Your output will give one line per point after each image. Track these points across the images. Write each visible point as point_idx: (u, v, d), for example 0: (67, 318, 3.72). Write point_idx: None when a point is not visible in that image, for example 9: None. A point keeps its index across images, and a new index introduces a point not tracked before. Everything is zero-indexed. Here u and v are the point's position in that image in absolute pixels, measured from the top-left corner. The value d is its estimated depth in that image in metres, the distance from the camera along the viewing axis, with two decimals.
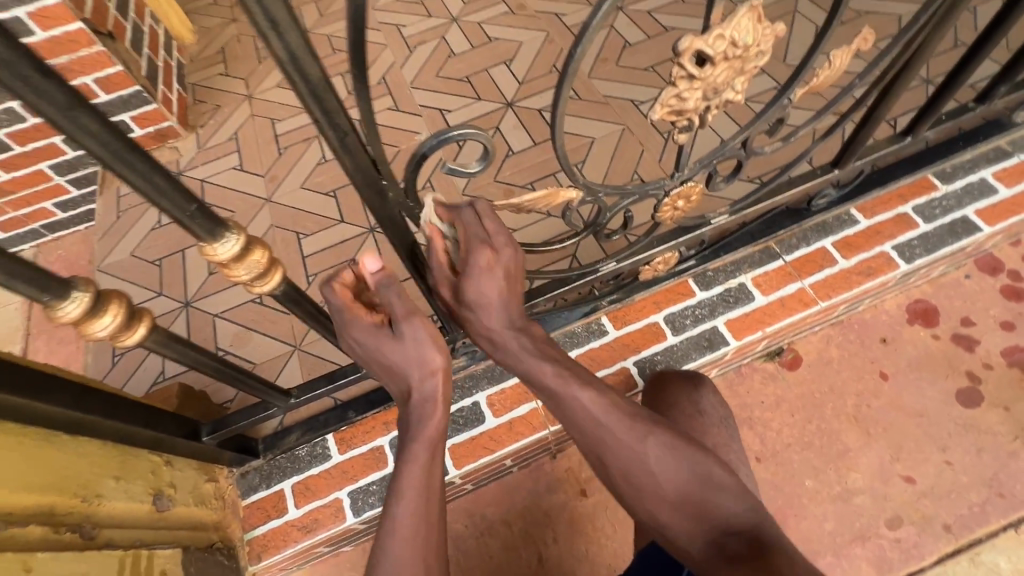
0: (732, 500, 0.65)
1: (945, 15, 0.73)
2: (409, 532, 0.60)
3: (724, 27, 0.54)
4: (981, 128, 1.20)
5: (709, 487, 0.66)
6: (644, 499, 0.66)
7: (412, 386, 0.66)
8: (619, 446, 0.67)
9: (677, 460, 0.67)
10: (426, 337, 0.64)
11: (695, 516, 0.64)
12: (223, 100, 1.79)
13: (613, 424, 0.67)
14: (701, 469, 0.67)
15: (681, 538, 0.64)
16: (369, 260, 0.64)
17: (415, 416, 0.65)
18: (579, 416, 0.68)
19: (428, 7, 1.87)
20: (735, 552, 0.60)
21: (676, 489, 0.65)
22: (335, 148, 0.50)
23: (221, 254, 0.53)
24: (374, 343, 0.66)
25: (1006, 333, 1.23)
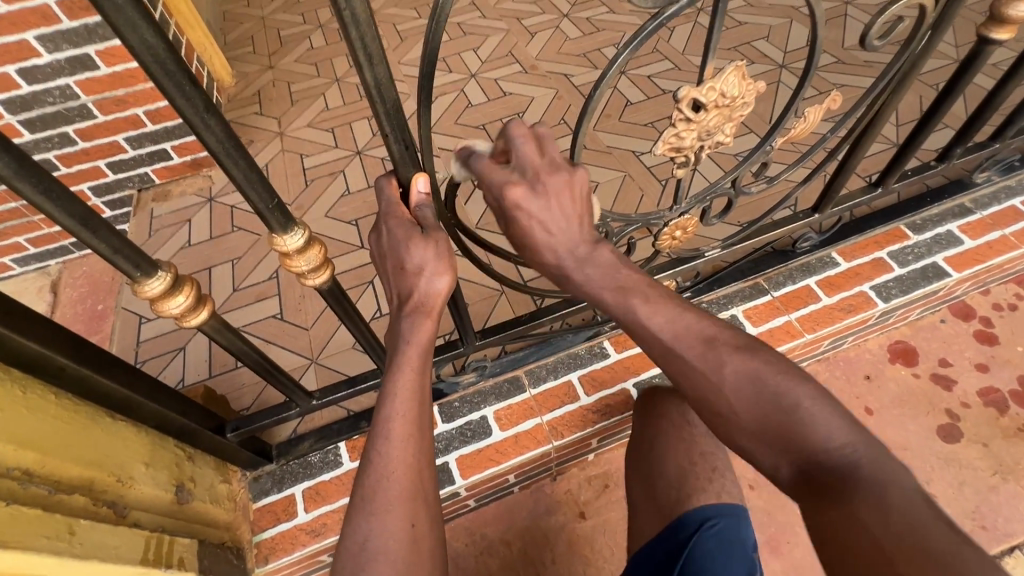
0: (830, 428, 0.52)
1: (899, 83, 0.87)
2: (399, 437, 0.60)
3: (714, 81, 0.67)
4: (946, 187, 1.34)
5: (797, 414, 0.53)
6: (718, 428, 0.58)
7: (413, 289, 0.64)
8: (688, 375, 0.58)
9: (758, 386, 0.55)
10: (447, 251, 0.63)
11: (781, 446, 0.53)
12: (256, 135, 1.94)
13: (682, 349, 0.59)
14: (786, 399, 0.54)
15: (765, 468, 0.55)
16: (425, 181, 0.64)
17: (406, 326, 0.64)
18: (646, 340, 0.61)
19: (450, 64, 2.07)
20: (821, 487, 0.49)
21: (755, 419, 0.55)
22: (397, 159, 0.60)
23: (288, 246, 0.62)
24: (392, 240, 0.63)
25: (981, 374, 1.32)
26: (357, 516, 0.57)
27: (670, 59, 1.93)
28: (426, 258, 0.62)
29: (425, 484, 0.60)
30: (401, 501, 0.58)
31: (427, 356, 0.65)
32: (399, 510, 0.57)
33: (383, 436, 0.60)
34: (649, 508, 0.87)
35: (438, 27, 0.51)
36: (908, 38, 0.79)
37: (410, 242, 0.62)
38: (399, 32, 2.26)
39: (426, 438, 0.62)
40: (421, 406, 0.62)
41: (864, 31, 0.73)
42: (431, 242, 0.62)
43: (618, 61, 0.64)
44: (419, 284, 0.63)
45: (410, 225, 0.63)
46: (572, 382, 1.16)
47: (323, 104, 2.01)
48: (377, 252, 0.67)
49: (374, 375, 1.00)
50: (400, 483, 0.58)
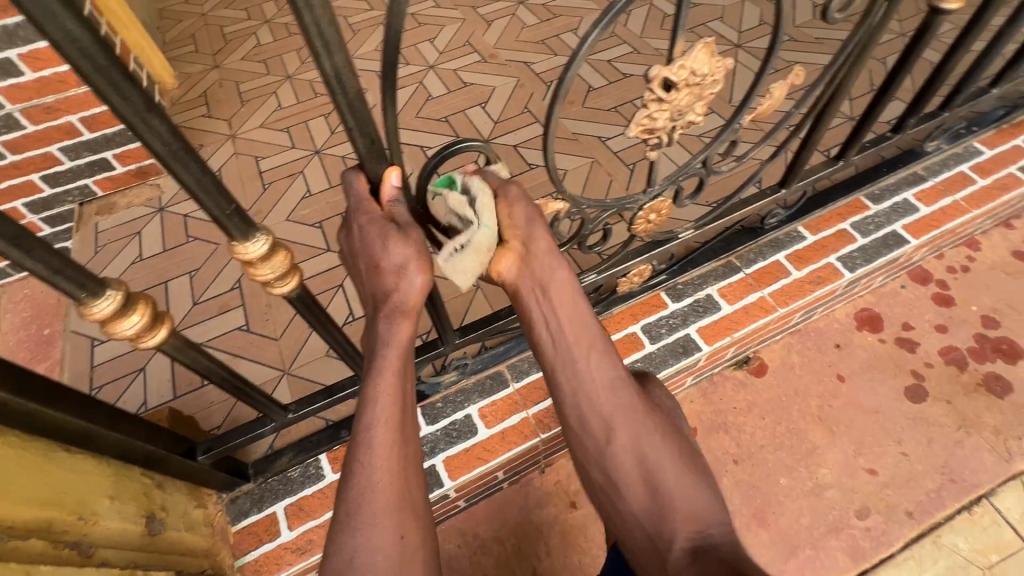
0: (709, 495, 0.68)
1: (857, 58, 0.88)
2: (381, 446, 0.58)
3: (684, 59, 0.66)
4: (900, 157, 1.38)
5: (694, 481, 0.68)
6: (636, 480, 0.68)
7: (389, 290, 0.61)
8: (624, 426, 0.70)
9: (669, 449, 0.69)
10: (424, 247, 0.60)
11: (682, 507, 0.66)
12: (206, 139, 1.83)
13: (630, 405, 0.71)
14: (689, 465, 0.69)
15: (660, 536, 0.65)
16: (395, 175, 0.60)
17: (384, 328, 0.61)
18: (604, 385, 0.72)
19: (407, 56, 2.02)
20: (715, 549, 0.63)
21: (668, 475, 0.67)
22: (363, 154, 0.56)
23: (251, 253, 0.58)
24: (364, 237, 0.60)
25: (941, 334, 1.38)
26: (342, 531, 0.56)
27: (628, 43, 1.94)
28: (402, 256, 0.59)
29: (411, 493, 0.58)
30: (387, 514, 0.56)
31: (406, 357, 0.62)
32: (387, 522, 0.56)
33: (366, 447, 0.58)
34: None
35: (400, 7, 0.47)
36: (865, 11, 0.80)
37: (384, 238, 0.59)
38: (351, 26, 2.20)
39: (410, 443, 0.61)
40: (403, 414, 0.61)
41: (824, 6, 0.74)
42: (407, 240, 0.59)
43: (587, 40, 0.62)
44: (395, 286, 0.60)
45: (383, 222, 0.59)
46: None
47: (275, 103, 1.92)
48: (352, 254, 0.64)
49: (352, 383, 0.96)
50: (384, 497, 0.57)
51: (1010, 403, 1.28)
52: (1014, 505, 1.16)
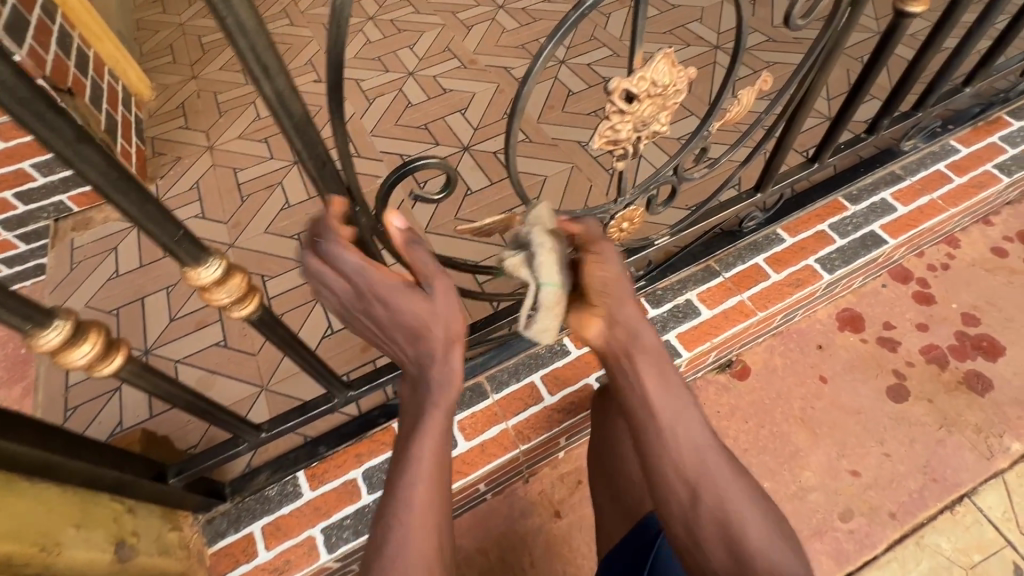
0: (802, 574, 0.57)
1: (824, 63, 0.88)
2: (423, 480, 0.55)
3: (644, 70, 0.65)
4: (878, 156, 1.38)
5: (785, 548, 0.57)
6: (717, 533, 0.57)
7: (433, 355, 0.58)
8: (708, 471, 0.60)
9: (761, 517, 0.58)
10: (458, 303, 0.58)
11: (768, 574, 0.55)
12: (183, 151, 1.81)
13: (714, 458, 0.61)
14: (778, 530, 0.59)
15: None
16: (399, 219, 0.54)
17: (436, 380, 0.58)
18: (686, 436, 0.62)
19: (386, 63, 2.01)
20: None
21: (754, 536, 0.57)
22: (314, 177, 0.55)
23: (204, 279, 0.57)
24: (394, 310, 0.56)
25: (922, 333, 1.38)
26: (373, 562, 0.53)
27: (607, 46, 1.94)
28: (445, 320, 0.57)
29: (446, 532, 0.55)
30: (422, 552, 0.53)
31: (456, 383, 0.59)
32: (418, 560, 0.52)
33: (406, 481, 0.55)
34: (615, 508, 0.97)
35: (341, 27, 0.46)
36: (829, 17, 0.80)
37: (420, 306, 0.56)
38: (330, 33, 2.18)
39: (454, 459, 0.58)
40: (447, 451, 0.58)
41: (787, 12, 0.74)
42: (443, 300, 0.57)
43: (542, 55, 0.58)
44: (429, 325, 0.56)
45: (412, 288, 0.56)
46: (535, 383, 1.14)
47: (254, 113, 1.91)
48: (376, 325, 0.59)
49: (326, 401, 0.95)
50: (421, 528, 0.53)
51: (991, 401, 1.28)
52: (995, 503, 1.16)
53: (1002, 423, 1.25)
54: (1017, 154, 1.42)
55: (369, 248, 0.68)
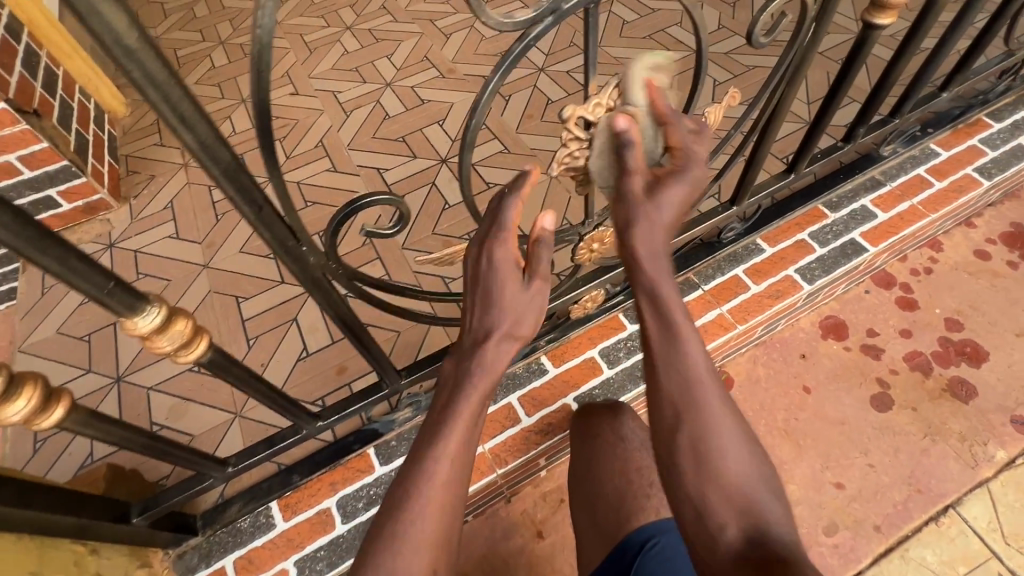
0: (773, 507, 0.54)
1: (792, 79, 0.87)
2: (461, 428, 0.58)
3: (600, 97, 0.66)
4: (858, 162, 1.37)
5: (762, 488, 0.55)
6: (698, 465, 0.54)
7: (501, 325, 0.64)
8: (699, 399, 0.56)
9: (739, 446, 0.55)
10: (537, 308, 0.67)
11: (741, 508, 0.53)
12: (157, 169, 1.78)
13: (700, 383, 0.56)
14: (759, 471, 0.55)
15: (711, 529, 0.52)
16: (551, 218, 0.69)
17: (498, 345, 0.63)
18: (674, 360, 0.57)
19: (363, 74, 1.99)
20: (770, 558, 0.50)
21: (734, 474, 0.54)
22: (251, 222, 0.53)
23: (142, 327, 0.55)
24: (496, 272, 0.66)
25: (905, 340, 1.37)
26: (400, 499, 0.55)
27: (587, 52, 1.92)
28: (524, 309, 0.65)
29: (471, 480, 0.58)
30: (445, 493, 0.55)
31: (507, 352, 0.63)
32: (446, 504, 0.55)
33: (443, 422, 0.58)
34: (594, 533, 0.93)
35: (263, 76, 0.43)
36: (794, 32, 0.79)
37: (512, 285, 0.65)
38: (307, 44, 2.15)
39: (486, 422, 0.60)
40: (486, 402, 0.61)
41: (749, 29, 0.72)
42: (527, 297, 0.66)
43: (487, 89, 0.56)
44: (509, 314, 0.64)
45: (515, 268, 0.67)
46: (512, 405, 1.12)
47: (229, 128, 1.88)
48: (471, 276, 0.68)
49: (294, 432, 0.93)
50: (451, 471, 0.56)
51: (975, 408, 1.27)
52: (980, 513, 1.16)
53: (986, 430, 1.24)
54: (997, 157, 1.41)
55: (321, 286, 0.66)
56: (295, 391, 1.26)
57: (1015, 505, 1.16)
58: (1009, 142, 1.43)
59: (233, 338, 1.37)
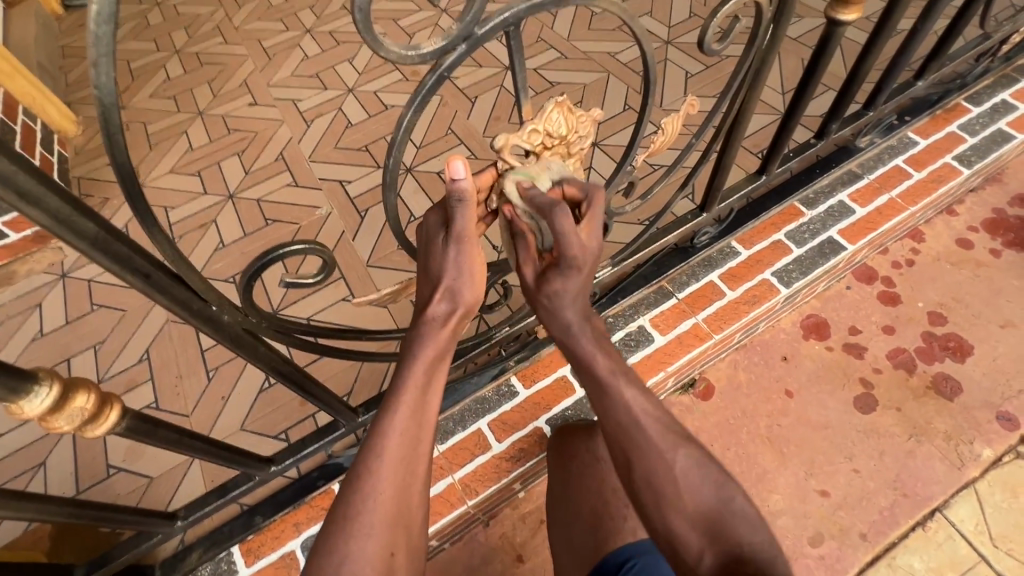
0: (743, 527, 0.58)
1: (753, 83, 0.83)
2: (391, 456, 0.55)
3: (535, 122, 0.61)
4: (833, 156, 1.32)
5: (727, 509, 0.59)
6: (662, 509, 0.58)
7: (430, 297, 0.62)
8: (648, 449, 0.60)
9: (697, 476, 0.60)
10: (464, 267, 0.61)
11: (713, 536, 0.57)
12: (112, 192, 1.75)
13: (648, 425, 0.61)
14: (724, 492, 0.60)
15: (689, 553, 0.56)
16: (459, 165, 0.53)
17: (421, 339, 0.60)
18: (621, 413, 0.62)
19: (324, 80, 1.91)
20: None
21: (698, 506, 0.58)
22: (142, 289, 0.49)
23: (32, 411, 0.49)
24: (426, 237, 0.63)
25: (888, 336, 1.32)
26: (334, 534, 0.53)
27: (556, 48, 1.85)
28: (443, 273, 0.61)
29: (411, 509, 0.56)
30: (383, 525, 0.53)
31: (425, 394, 0.59)
32: (382, 534, 0.53)
33: (375, 453, 0.55)
34: (572, 556, 0.86)
35: (115, 138, 0.40)
36: (751, 34, 0.75)
37: (433, 249, 0.62)
38: (266, 50, 2.06)
39: (417, 475, 0.57)
40: (420, 429, 0.58)
41: (700, 36, 0.68)
42: (445, 258, 0.61)
43: (402, 126, 0.52)
44: (436, 293, 0.61)
45: (439, 229, 0.62)
46: (481, 431, 1.07)
47: (186, 144, 1.81)
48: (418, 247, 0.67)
49: (247, 479, 0.90)
50: (383, 505, 0.54)
51: (960, 405, 1.23)
52: (967, 516, 1.13)
53: (972, 428, 1.21)
54: (976, 143, 1.37)
55: (244, 342, 0.61)
56: (257, 424, 1.27)
57: (1002, 505, 1.14)
58: (989, 127, 1.39)
59: (191, 369, 1.36)
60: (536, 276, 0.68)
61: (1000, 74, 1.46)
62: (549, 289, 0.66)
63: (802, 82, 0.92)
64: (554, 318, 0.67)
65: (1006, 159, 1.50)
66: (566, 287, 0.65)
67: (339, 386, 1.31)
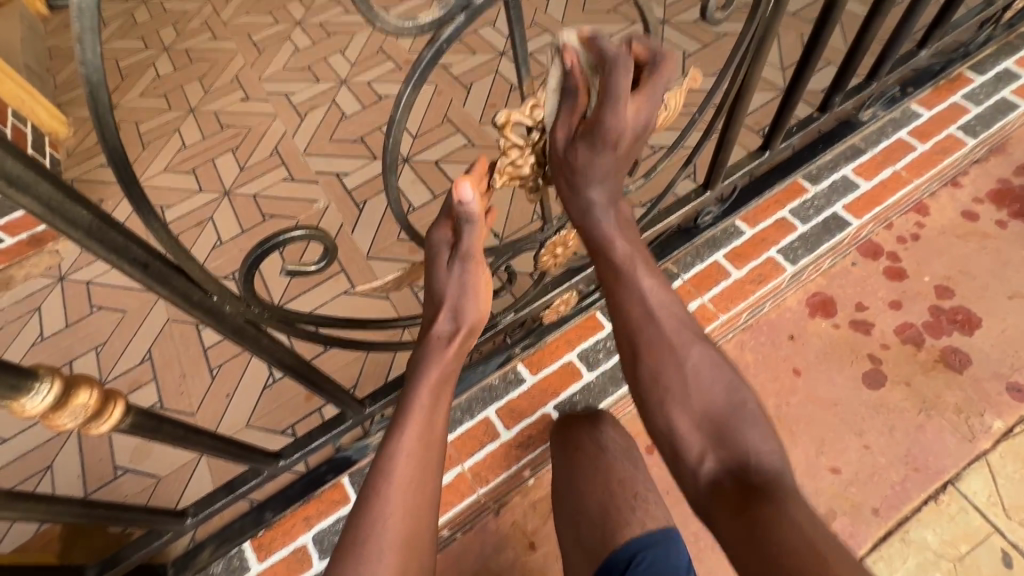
0: (760, 436, 0.60)
1: (755, 55, 0.81)
2: (400, 481, 0.58)
3: (536, 98, 0.60)
4: (837, 129, 1.28)
5: (737, 414, 0.62)
6: (667, 403, 0.63)
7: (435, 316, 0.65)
8: (659, 342, 0.65)
9: (712, 381, 0.63)
10: (468, 286, 0.64)
11: (715, 437, 0.60)
12: (106, 193, 1.73)
13: (662, 321, 0.66)
14: (735, 397, 0.63)
15: (691, 455, 0.60)
16: (467, 190, 0.58)
17: (427, 359, 0.63)
18: (637, 306, 0.67)
19: (316, 72, 1.88)
20: (745, 482, 0.56)
21: (705, 407, 0.62)
22: (141, 280, 0.48)
23: (33, 409, 0.47)
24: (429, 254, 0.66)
25: (896, 312, 1.31)
26: (348, 559, 0.55)
27: (550, 31, 1.82)
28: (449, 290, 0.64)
29: (421, 530, 0.58)
30: (393, 548, 0.55)
31: (433, 415, 0.61)
32: (393, 557, 0.55)
33: (384, 478, 0.58)
34: (578, 550, 0.84)
35: (105, 120, 0.38)
36: (754, 4, 0.73)
37: (434, 268, 0.65)
38: (256, 44, 2.03)
39: (428, 492, 0.59)
40: (428, 449, 0.60)
41: (703, 4, 0.66)
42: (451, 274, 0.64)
43: (401, 103, 0.51)
44: (440, 314, 0.64)
45: (444, 249, 0.65)
46: (490, 419, 1.07)
47: (179, 142, 1.79)
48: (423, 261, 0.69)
49: (255, 474, 0.89)
50: (392, 528, 0.56)
51: (970, 377, 1.23)
52: (980, 488, 1.13)
53: (982, 401, 1.20)
54: (981, 113, 1.35)
55: (246, 334, 0.60)
56: (263, 421, 1.26)
57: (1014, 476, 1.14)
58: (992, 96, 1.37)
59: (194, 368, 1.35)
60: (568, 139, 0.63)
61: (1003, 42, 1.43)
62: (575, 159, 0.64)
63: (805, 53, 0.90)
64: (575, 198, 0.68)
65: (1010, 129, 1.48)
66: (601, 168, 0.64)
67: (343, 380, 1.30)
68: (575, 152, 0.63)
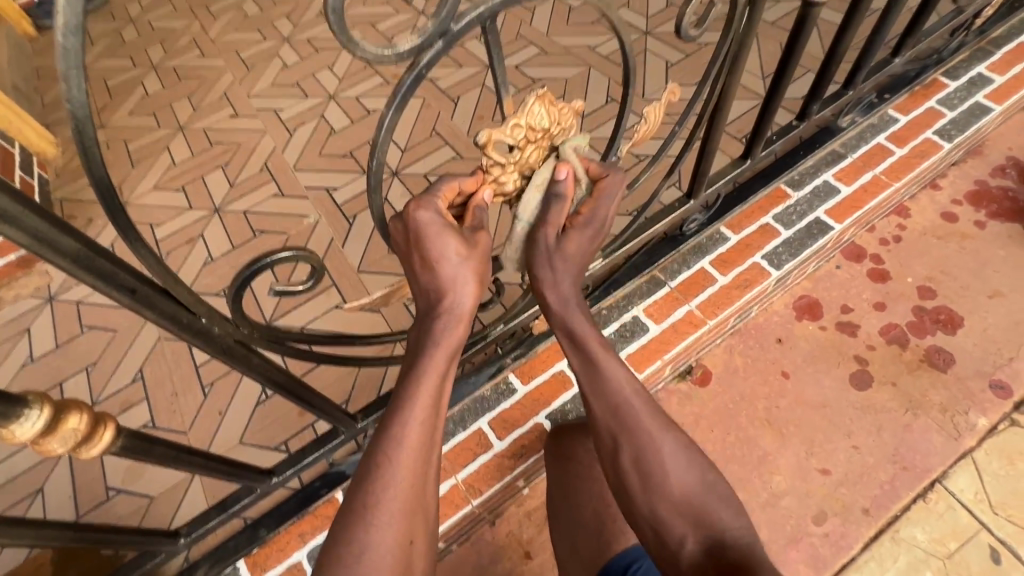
0: (734, 516, 0.63)
1: (732, 67, 0.83)
2: (410, 447, 0.56)
3: (517, 117, 0.61)
4: (817, 136, 1.32)
5: (709, 494, 0.64)
6: (649, 494, 0.63)
7: (447, 292, 0.61)
8: (637, 429, 0.65)
9: (688, 463, 0.64)
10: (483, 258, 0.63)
11: (693, 520, 0.62)
12: (96, 212, 1.73)
13: (638, 405, 0.66)
14: (708, 478, 0.64)
15: (672, 540, 0.61)
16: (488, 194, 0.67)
17: (439, 329, 0.60)
18: (613, 389, 0.66)
19: (304, 88, 1.90)
20: (728, 563, 0.58)
21: (683, 492, 0.63)
22: (129, 305, 0.48)
23: (23, 435, 0.48)
24: (425, 231, 0.61)
25: (880, 313, 1.33)
26: (354, 526, 0.53)
27: (535, 44, 1.85)
28: (460, 267, 0.61)
29: (425, 495, 0.57)
30: (401, 514, 0.54)
31: (444, 381, 0.60)
32: (400, 523, 0.54)
33: (394, 442, 0.56)
34: (574, 561, 0.86)
35: (92, 154, 0.39)
36: (728, 17, 0.75)
37: (443, 236, 0.61)
38: (244, 61, 2.05)
39: (432, 458, 0.58)
40: (436, 419, 0.59)
41: (678, 21, 0.68)
42: (470, 251, 0.61)
43: (383, 126, 0.52)
44: (448, 292, 0.61)
45: (448, 223, 0.61)
46: (483, 430, 1.07)
47: (169, 159, 1.79)
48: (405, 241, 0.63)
49: (248, 492, 0.89)
50: (398, 495, 0.55)
51: (954, 376, 1.25)
52: (967, 485, 1.15)
53: (966, 398, 1.22)
54: (956, 117, 1.38)
55: (237, 354, 0.61)
56: (257, 437, 1.26)
57: (1000, 472, 1.16)
58: (967, 101, 1.41)
59: (186, 386, 1.35)
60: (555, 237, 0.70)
61: (976, 48, 1.47)
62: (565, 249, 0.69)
63: (781, 62, 0.92)
64: (553, 287, 0.70)
65: (986, 132, 1.52)
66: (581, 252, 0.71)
67: (336, 394, 1.31)
68: (565, 244, 0.69)
